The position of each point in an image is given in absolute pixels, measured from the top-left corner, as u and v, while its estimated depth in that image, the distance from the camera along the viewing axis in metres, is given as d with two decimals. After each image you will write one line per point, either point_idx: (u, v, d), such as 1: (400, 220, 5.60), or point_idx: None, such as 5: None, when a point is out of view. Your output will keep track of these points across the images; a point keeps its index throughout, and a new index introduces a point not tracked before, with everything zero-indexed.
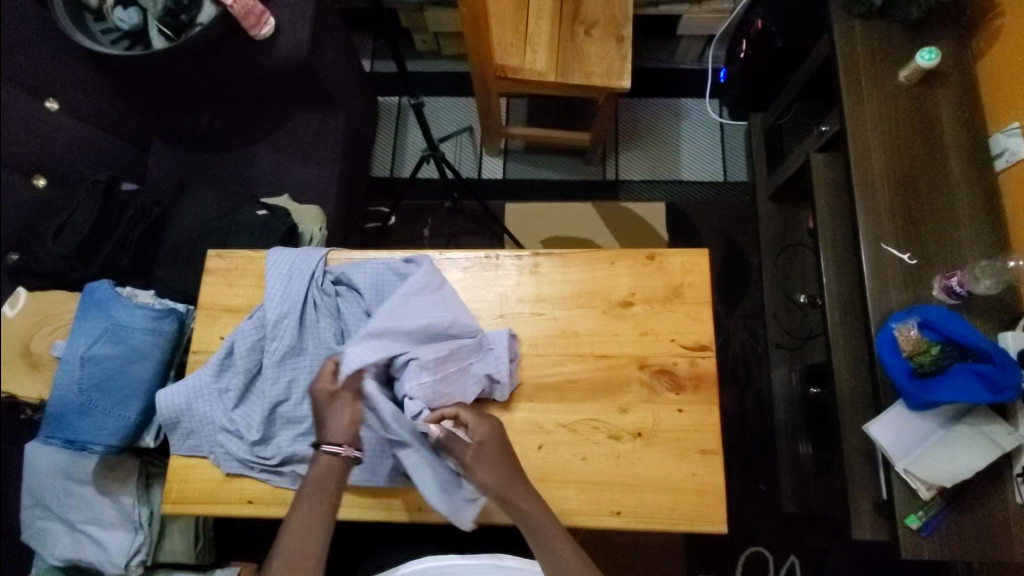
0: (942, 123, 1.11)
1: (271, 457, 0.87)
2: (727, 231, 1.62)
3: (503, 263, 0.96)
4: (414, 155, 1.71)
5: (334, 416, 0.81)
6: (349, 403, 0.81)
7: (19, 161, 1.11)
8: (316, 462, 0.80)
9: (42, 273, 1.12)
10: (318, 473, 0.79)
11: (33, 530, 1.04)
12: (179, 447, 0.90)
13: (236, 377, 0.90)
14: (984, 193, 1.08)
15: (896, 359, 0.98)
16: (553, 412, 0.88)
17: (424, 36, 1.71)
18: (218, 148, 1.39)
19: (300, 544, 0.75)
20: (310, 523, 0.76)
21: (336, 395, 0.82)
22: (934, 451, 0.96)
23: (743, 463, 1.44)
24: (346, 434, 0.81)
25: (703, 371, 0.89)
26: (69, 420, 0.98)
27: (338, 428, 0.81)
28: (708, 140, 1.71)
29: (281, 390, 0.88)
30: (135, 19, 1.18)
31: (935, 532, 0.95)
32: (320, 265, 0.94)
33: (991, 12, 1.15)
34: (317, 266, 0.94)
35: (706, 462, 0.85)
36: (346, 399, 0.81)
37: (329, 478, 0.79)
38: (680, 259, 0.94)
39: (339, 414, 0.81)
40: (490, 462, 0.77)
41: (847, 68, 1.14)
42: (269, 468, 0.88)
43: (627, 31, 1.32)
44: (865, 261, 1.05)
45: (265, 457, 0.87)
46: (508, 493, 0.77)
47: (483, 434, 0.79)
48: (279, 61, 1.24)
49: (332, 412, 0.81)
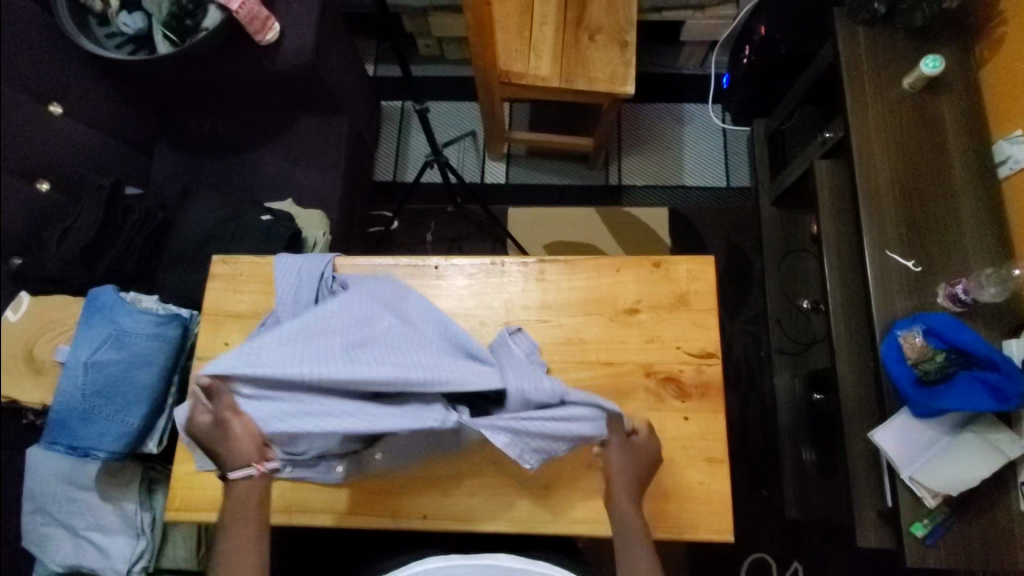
0: (946, 130, 1.12)
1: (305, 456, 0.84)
2: (730, 236, 1.62)
3: (509, 269, 0.95)
4: (417, 160, 1.71)
5: (221, 447, 0.71)
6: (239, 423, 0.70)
7: (25, 166, 1.11)
8: (235, 490, 0.74)
9: (42, 278, 1.11)
10: (237, 499, 0.74)
11: (36, 536, 1.04)
12: (203, 462, 0.86)
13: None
14: (988, 200, 1.07)
15: (901, 367, 0.98)
16: None
17: (427, 41, 1.72)
18: (222, 152, 1.39)
19: (232, 564, 0.72)
20: (243, 543, 0.73)
21: (222, 423, 0.70)
22: (941, 459, 0.96)
23: (746, 469, 1.43)
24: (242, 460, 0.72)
25: (709, 379, 0.89)
26: (72, 427, 0.97)
27: (235, 452, 0.72)
28: (711, 145, 1.72)
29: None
30: (139, 24, 1.20)
31: (940, 540, 0.94)
32: (329, 267, 0.93)
33: (993, 21, 1.15)
34: (326, 268, 0.93)
35: (712, 470, 0.85)
36: (232, 420, 0.70)
37: (248, 500, 0.74)
38: (685, 267, 0.94)
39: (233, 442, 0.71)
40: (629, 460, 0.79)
41: (851, 75, 1.15)
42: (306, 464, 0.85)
43: (630, 37, 1.32)
44: (868, 267, 1.05)
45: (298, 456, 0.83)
46: (619, 498, 0.78)
47: (645, 445, 0.80)
48: (284, 66, 1.24)
49: (220, 435, 0.70)
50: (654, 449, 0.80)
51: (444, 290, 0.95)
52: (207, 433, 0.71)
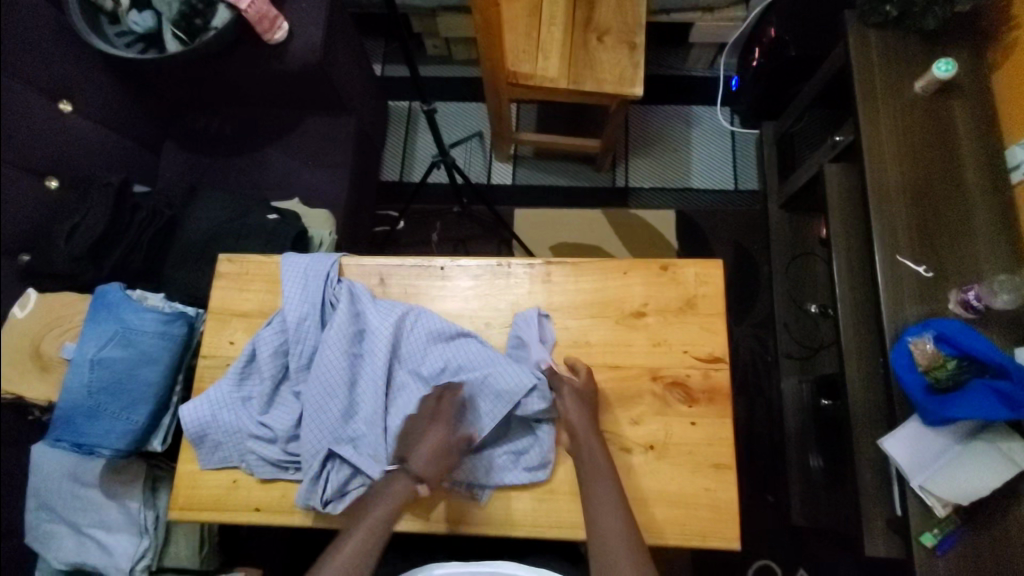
0: (958, 135, 1.10)
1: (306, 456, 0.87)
2: (739, 239, 1.61)
3: (515, 271, 0.95)
4: (425, 160, 1.71)
5: (428, 449, 0.80)
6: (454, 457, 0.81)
7: (33, 163, 1.12)
8: (394, 488, 0.78)
9: (52, 275, 1.11)
10: (392, 501, 0.78)
11: (38, 532, 1.04)
12: (209, 460, 0.88)
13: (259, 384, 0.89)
14: (1001, 207, 1.06)
15: (913, 375, 0.96)
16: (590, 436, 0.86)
17: (435, 41, 1.72)
18: (228, 151, 1.39)
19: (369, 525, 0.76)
20: (369, 527, 0.76)
21: (451, 446, 0.80)
22: (953, 469, 0.94)
23: (753, 474, 1.42)
24: (433, 477, 0.79)
25: (717, 383, 0.88)
26: (77, 423, 0.97)
27: (427, 462, 0.79)
28: (719, 147, 1.70)
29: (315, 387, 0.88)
30: (148, 23, 1.19)
31: (950, 549, 0.93)
32: (336, 267, 0.93)
33: (1009, 24, 1.12)
34: (332, 269, 0.93)
35: (719, 476, 0.84)
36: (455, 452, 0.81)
37: (391, 505, 0.78)
38: (694, 270, 0.93)
39: (448, 457, 0.80)
40: (583, 406, 0.82)
41: (862, 76, 1.14)
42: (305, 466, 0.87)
43: (640, 38, 1.31)
44: (879, 272, 1.04)
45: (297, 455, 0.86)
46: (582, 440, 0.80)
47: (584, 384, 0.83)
48: (293, 66, 1.24)
49: (444, 443, 0.80)
50: (591, 388, 0.84)
51: (450, 290, 0.95)
52: (441, 445, 0.80)
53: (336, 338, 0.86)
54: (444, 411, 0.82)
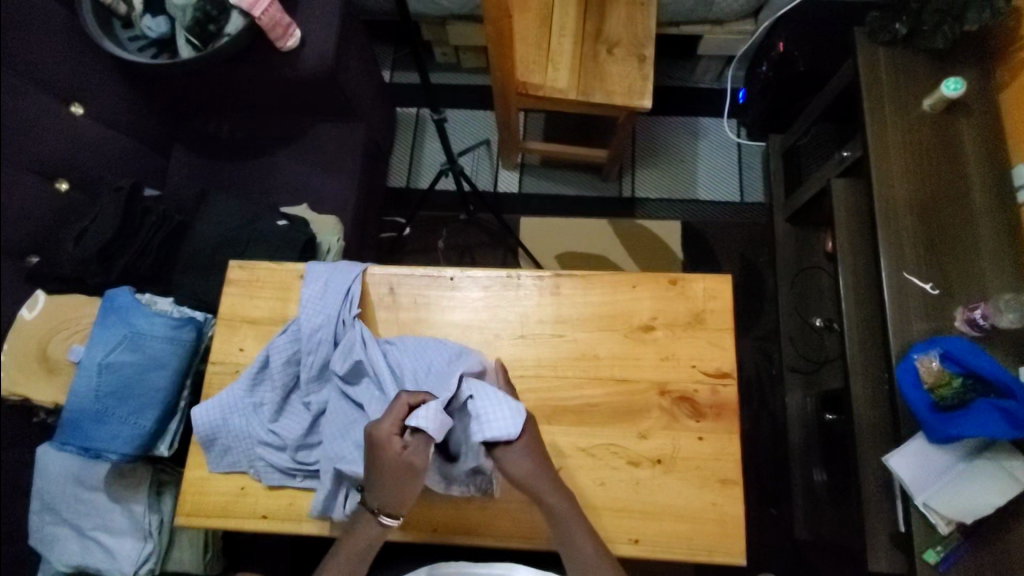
0: (966, 152, 1.11)
1: (313, 463, 0.87)
2: (744, 251, 1.62)
3: (524, 283, 0.95)
4: (432, 168, 1.71)
5: (383, 478, 0.71)
6: (414, 479, 0.71)
7: (43, 165, 1.13)
8: (364, 523, 0.78)
9: (61, 278, 1.11)
10: (365, 541, 0.79)
11: (43, 535, 1.04)
12: (218, 464, 0.89)
13: (271, 391, 0.90)
14: (1008, 226, 1.06)
15: (918, 392, 0.97)
16: (597, 452, 0.87)
17: (445, 49, 1.73)
18: (238, 156, 1.40)
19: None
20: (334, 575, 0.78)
21: (408, 470, 0.70)
22: (955, 486, 0.95)
23: (756, 488, 1.42)
24: (397, 501, 0.73)
25: (724, 399, 0.88)
26: (85, 427, 0.97)
27: (384, 495, 0.72)
28: (725, 159, 1.71)
29: (326, 397, 0.88)
30: (162, 28, 1.20)
31: (953, 566, 0.94)
32: (358, 281, 0.94)
33: (1016, 44, 1.13)
34: (354, 282, 0.93)
35: (726, 492, 0.84)
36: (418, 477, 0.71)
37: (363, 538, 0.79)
38: (702, 285, 0.94)
39: (403, 486, 0.71)
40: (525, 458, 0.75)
41: (871, 92, 1.14)
42: (312, 473, 0.87)
43: (649, 51, 1.32)
44: (885, 288, 1.05)
45: (306, 463, 0.87)
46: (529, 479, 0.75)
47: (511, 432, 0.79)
48: (305, 73, 1.25)
49: (394, 476, 0.70)
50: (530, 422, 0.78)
51: (459, 301, 0.95)
52: (391, 473, 0.70)
53: (344, 350, 0.86)
54: (397, 411, 0.71)
